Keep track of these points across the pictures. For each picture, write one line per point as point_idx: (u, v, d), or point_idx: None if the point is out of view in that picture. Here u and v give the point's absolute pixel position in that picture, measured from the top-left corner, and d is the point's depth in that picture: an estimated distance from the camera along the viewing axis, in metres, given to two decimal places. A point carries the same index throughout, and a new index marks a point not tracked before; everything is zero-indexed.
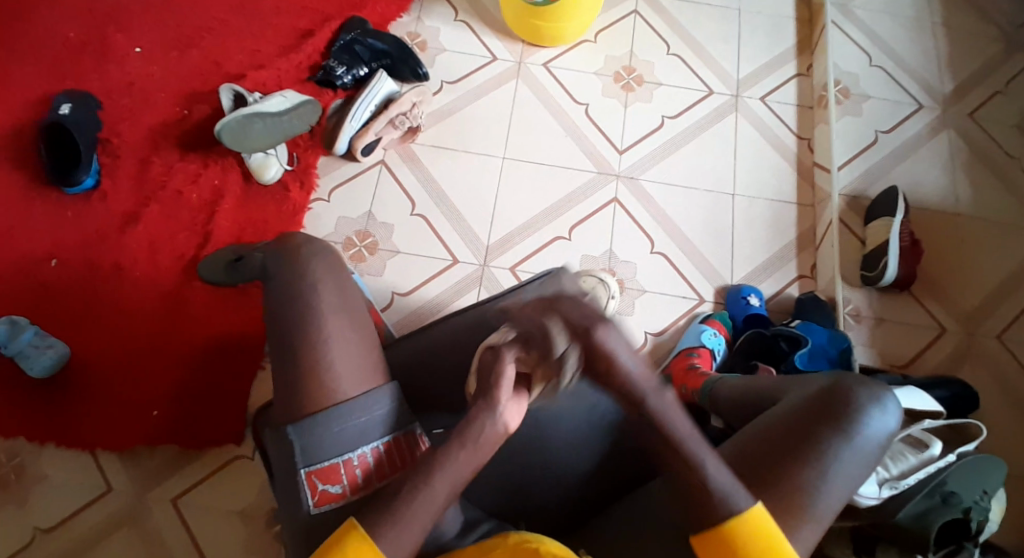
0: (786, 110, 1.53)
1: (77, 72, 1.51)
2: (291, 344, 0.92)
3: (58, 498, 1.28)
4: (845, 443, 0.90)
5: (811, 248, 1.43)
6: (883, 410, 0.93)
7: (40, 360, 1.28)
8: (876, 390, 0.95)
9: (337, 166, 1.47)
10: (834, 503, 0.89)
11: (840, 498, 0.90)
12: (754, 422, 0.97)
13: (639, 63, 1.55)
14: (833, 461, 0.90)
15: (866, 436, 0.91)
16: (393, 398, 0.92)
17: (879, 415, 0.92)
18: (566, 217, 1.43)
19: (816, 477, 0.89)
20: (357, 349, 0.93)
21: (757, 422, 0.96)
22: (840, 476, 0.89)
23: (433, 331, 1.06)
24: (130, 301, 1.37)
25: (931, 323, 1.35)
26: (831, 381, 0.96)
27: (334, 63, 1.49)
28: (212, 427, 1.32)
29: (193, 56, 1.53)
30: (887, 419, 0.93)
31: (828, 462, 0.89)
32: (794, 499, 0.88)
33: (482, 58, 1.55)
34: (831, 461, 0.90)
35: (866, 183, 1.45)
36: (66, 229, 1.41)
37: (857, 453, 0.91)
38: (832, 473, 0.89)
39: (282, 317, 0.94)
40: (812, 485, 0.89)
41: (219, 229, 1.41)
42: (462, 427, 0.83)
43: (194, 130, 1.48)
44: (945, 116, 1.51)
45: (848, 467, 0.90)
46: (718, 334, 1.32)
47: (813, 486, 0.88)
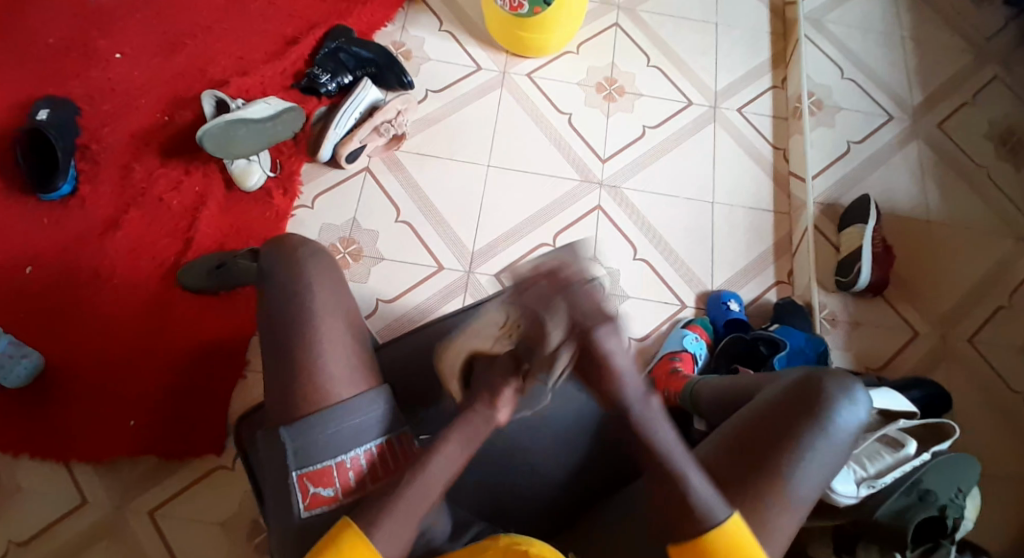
0: (763, 121, 1.57)
1: (54, 77, 1.48)
2: (290, 344, 0.91)
3: (33, 510, 1.25)
4: (820, 433, 0.93)
5: (789, 255, 1.47)
6: (853, 400, 0.97)
7: (16, 367, 1.25)
8: (846, 381, 0.99)
9: (321, 172, 1.47)
10: (811, 492, 0.92)
11: (815, 487, 0.93)
12: (732, 417, 1.00)
13: (621, 74, 1.58)
14: (809, 451, 0.93)
15: (838, 425, 0.95)
16: (386, 401, 0.92)
17: (850, 405, 0.96)
18: (550, 224, 1.45)
19: (793, 467, 0.92)
20: (353, 350, 0.93)
21: (735, 416, 0.99)
22: (815, 465, 0.92)
23: (427, 332, 1.07)
24: (108, 308, 1.35)
25: (903, 326, 1.39)
26: (803, 373, 1.00)
27: (319, 70, 1.49)
28: (195, 436, 1.30)
29: (175, 62, 1.52)
30: (858, 409, 0.96)
31: (804, 452, 0.93)
32: (774, 490, 0.91)
33: (467, 68, 1.56)
34: (810, 452, 0.93)
35: (840, 192, 1.50)
36: (42, 235, 1.38)
37: (830, 441, 0.94)
38: (807, 462, 0.92)
39: (281, 316, 0.93)
40: (791, 476, 0.92)
41: (201, 237, 1.40)
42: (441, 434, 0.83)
43: (175, 137, 1.47)
44: (914, 127, 1.56)
45: (823, 457, 0.93)
46: (700, 338, 1.35)
47: (790, 476, 0.92)
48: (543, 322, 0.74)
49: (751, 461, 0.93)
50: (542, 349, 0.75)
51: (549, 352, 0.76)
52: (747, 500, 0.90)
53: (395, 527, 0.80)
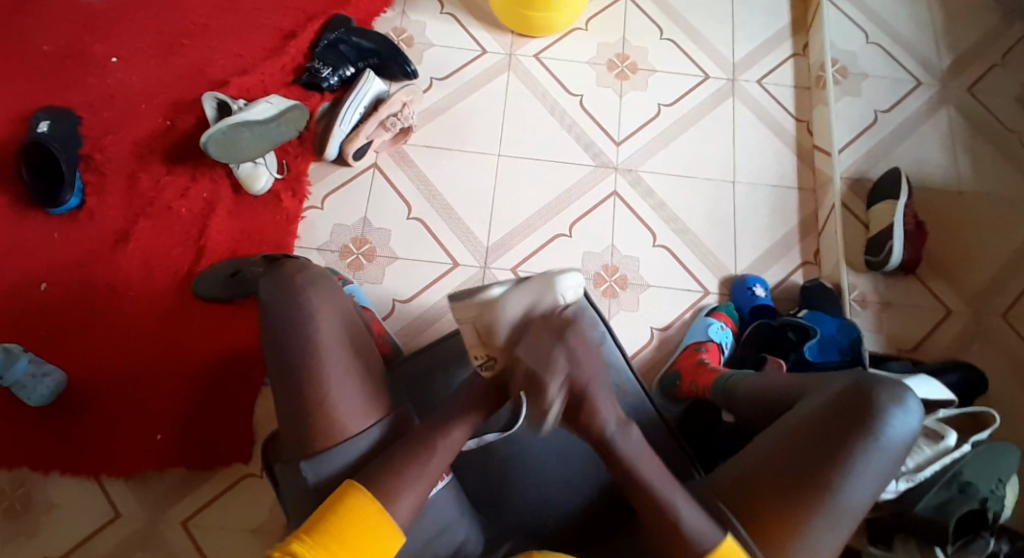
0: (784, 92, 1.50)
1: (52, 86, 1.45)
2: None
3: (67, 527, 1.27)
4: (872, 445, 0.94)
5: (814, 234, 1.42)
6: (905, 409, 0.97)
7: (38, 388, 1.25)
8: (897, 389, 0.98)
9: (329, 171, 1.44)
10: (858, 504, 0.94)
11: (865, 498, 0.94)
12: (774, 426, 1.01)
13: (633, 49, 1.51)
14: (859, 463, 0.94)
15: (889, 436, 0.95)
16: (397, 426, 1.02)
17: (902, 415, 0.96)
18: (565, 214, 1.40)
19: (843, 481, 0.93)
20: (361, 377, 1.02)
21: (782, 424, 1.00)
22: (864, 478, 0.94)
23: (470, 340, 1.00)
24: (125, 322, 1.34)
25: (936, 304, 1.36)
26: (849, 382, 0.99)
27: (320, 64, 1.44)
28: (224, 446, 1.30)
29: (173, 63, 1.48)
30: (911, 418, 0.96)
31: (855, 464, 0.93)
32: (824, 503, 0.92)
33: (472, 52, 1.50)
34: (860, 466, 0.94)
35: (868, 165, 1.43)
36: (54, 250, 1.37)
37: (881, 453, 0.95)
38: (856, 476, 0.93)
39: None
40: (840, 491, 0.93)
41: (212, 244, 1.38)
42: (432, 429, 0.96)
43: (179, 142, 1.44)
44: (944, 92, 1.48)
45: (874, 469, 0.94)
46: (726, 327, 1.33)
47: (839, 491, 0.93)
48: (543, 380, 0.89)
49: (801, 477, 0.94)
50: (542, 400, 0.90)
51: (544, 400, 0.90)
52: (798, 516, 0.92)
53: (410, 502, 0.92)
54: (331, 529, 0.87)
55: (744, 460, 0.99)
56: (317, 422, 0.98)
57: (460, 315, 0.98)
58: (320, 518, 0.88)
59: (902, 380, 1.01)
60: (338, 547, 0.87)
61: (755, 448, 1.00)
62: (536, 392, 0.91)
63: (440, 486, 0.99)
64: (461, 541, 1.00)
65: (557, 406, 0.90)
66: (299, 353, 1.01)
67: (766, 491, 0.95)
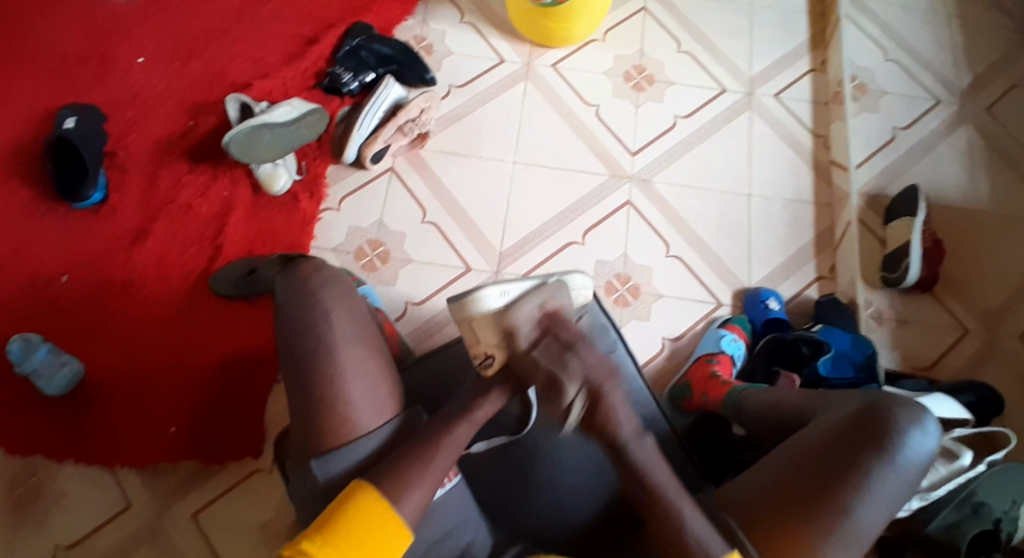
0: (801, 107, 1.50)
1: (79, 85, 1.49)
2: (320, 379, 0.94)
3: (77, 515, 1.27)
4: (888, 466, 0.93)
5: (830, 249, 1.41)
6: (923, 431, 0.95)
7: (55, 377, 1.27)
8: (915, 410, 0.97)
9: (347, 175, 1.45)
10: (874, 526, 0.92)
11: (880, 519, 0.92)
12: (788, 443, 1.00)
13: (650, 61, 1.53)
14: (876, 484, 0.92)
15: (906, 456, 0.94)
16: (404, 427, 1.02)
17: (919, 436, 0.95)
18: (580, 221, 1.41)
19: (858, 499, 0.91)
20: (371, 374, 1.02)
21: (798, 441, 0.99)
22: (880, 497, 0.92)
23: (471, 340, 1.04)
24: (141, 316, 1.36)
25: (952, 323, 1.34)
26: (866, 403, 0.98)
27: (341, 69, 1.47)
28: (232, 445, 1.31)
29: (198, 66, 1.51)
30: (928, 440, 0.95)
31: (872, 484, 0.92)
32: (837, 522, 0.91)
33: (490, 61, 1.52)
34: (875, 484, 0.92)
35: (885, 181, 1.43)
36: (74, 245, 1.39)
37: (898, 472, 0.93)
38: (872, 496, 0.92)
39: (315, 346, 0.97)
40: (854, 509, 0.91)
41: (230, 243, 1.40)
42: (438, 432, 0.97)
43: (201, 142, 1.47)
44: (962, 110, 1.48)
45: (891, 491, 0.93)
46: (739, 340, 1.32)
47: (853, 509, 0.91)
48: (559, 383, 0.93)
49: (815, 492, 0.93)
50: (560, 400, 0.94)
51: (565, 402, 0.94)
52: (810, 534, 0.91)
53: (416, 500, 0.92)
54: (340, 527, 0.88)
55: (758, 479, 0.98)
56: (325, 416, 0.99)
57: (459, 314, 1.04)
58: (329, 516, 0.89)
59: (919, 400, 1.00)
60: (345, 544, 0.87)
61: (768, 465, 0.99)
62: (556, 395, 0.94)
63: (446, 488, 0.99)
64: (465, 546, 1.00)
65: (579, 405, 0.94)
66: (309, 347, 1.02)
67: (778, 509, 0.94)
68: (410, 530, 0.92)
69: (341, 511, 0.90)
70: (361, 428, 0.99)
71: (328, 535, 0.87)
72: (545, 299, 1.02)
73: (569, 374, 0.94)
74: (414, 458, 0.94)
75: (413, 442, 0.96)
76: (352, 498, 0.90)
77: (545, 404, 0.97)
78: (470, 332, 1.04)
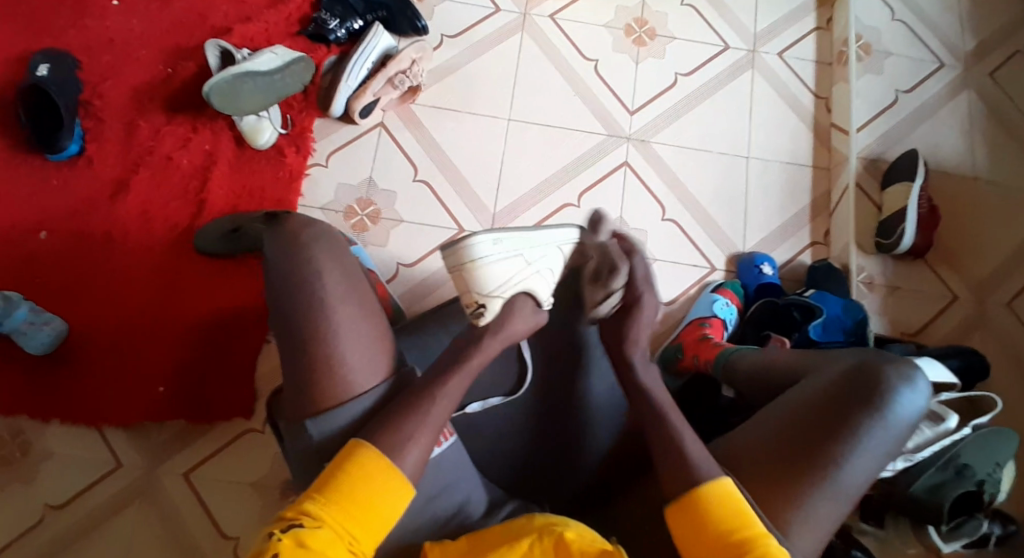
0: (805, 67, 1.46)
1: (47, 24, 1.40)
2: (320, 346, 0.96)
3: (66, 475, 1.26)
4: (879, 423, 0.95)
5: (826, 214, 1.40)
6: (912, 388, 0.98)
7: (37, 336, 1.23)
8: (905, 368, 0.99)
9: (335, 128, 1.40)
10: (863, 479, 0.95)
11: (867, 474, 0.95)
12: (778, 401, 1.02)
13: (652, 14, 1.47)
14: (865, 440, 0.94)
15: (895, 413, 0.96)
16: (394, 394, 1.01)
17: (910, 393, 0.97)
18: (575, 182, 1.37)
19: (848, 455, 0.93)
20: (366, 336, 1.00)
21: (790, 397, 1.00)
22: (869, 452, 0.94)
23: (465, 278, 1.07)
24: (122, 274, 1.32)
25: (942, 290, 1.35)
26: (860, 360, 1.00)
27: (328, 15, 1.40)
28: (222, 402, 1.30)
29: (175, 8, 1.43)
30: (918, 398, 0.97)
31: (860, 440, 0.94)
32: (825, 476, 0.93)
33: (485, 10, 1.45)
34: (865, 440, 0.94)
35: (885, 146, 1.41)
36: (49, 198, 1.33)
37: (887, 429, 0.95)
38: (860, 451, 0.94)
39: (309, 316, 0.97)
40: (843, 465, 0.93)
41: (213, 198, 1.35)
42: (430, 387, 0.98)
43: (180, 90, 1.39)
44: (965, 75, 1.45)
45: (881, 445, 0.95)
46: (731, 303, 1.32)
47: (842, 465, 0.93)
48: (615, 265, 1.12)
49: (806, 447, 0.94)
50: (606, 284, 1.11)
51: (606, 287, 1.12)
52: (800, 487, 0.93)
53: (417, 455, 0.93)
54: (344, 488, 0.89)
55: (751, 431, 0.99)
56: (322, 382, 0.97)
57: (452, 261, 1.07)
58: (331, 478, 0.90)
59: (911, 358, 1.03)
60: (344, 502, 0.88)
61: (759, 421, 1.00)
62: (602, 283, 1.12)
63: (440, 447, 1.00)
64: (463, 502, 1.02)
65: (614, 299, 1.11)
66: (302, 319, 0.99)
67: (770, 463, 0.95)
68: (412, 484, 0.93)
69: (333, 464, 0.91)
70: (355, 388, 0.98)
71: (330, 496, 0.88)
72: (543, 265, 1.11)
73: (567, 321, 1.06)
74: (407, 413, 0.95)
75: (404, 398, 0.96)
76: (347, 449, 0.92)
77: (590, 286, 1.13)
78: (461, 281, 1.07)
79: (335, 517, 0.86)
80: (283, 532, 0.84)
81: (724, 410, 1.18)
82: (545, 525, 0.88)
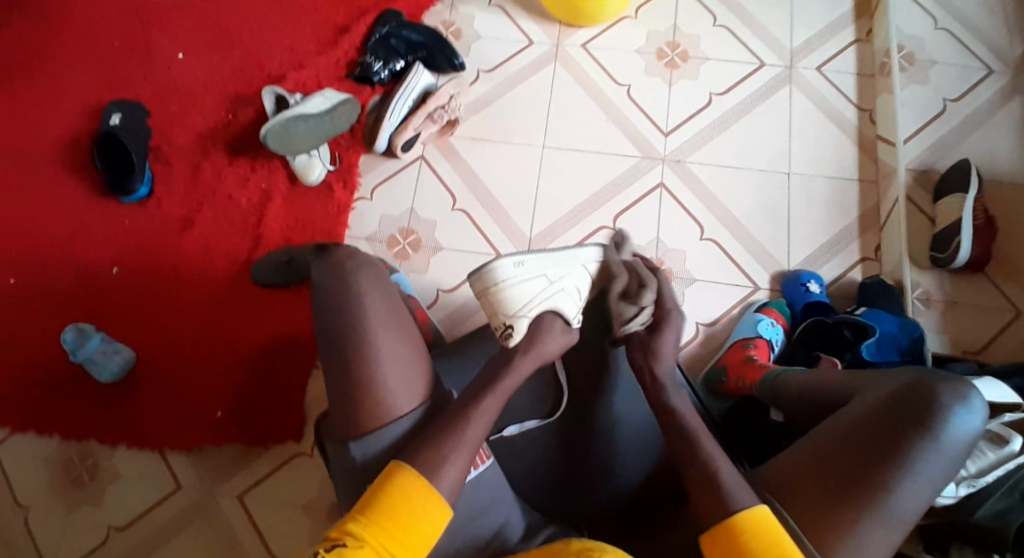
0: (845, 79, 1.43)
1: (124, 81, 1.54)
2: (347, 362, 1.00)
3: (130, 496, 1.34)
4: (931, 447, 0.89)
5: (876, 229, 1.35)
6: (968, 408, 0.91)
7: (107, 364, 1.34)
8: (960, 386, 0.93)
9: (379, 163, 1.47)
10: (915, 506, 0.89)
11: (921, 502, 0.89)
12: (822, 425, 0.96)
13: (684, 36, 1.48)
14: (916, 465, 0.88)
15: (949, 436, 0.90)
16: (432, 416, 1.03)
17: (965, 414, 0.91)
18: (611, 205, 1.38)
19: (897, 481, 0.88)
20: (406, 361, 1.03)
21: (834, 420, 0.95)
22: (921, 478, 0.88)
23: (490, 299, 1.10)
24: (187, 305, 1.42)
25: (1006, 305, 1.27)
26: (910, 380, 0.94)
27: (371, 59, 1.47)
28: (275, 426, 1.35)
29: (235, 59, 1.54)
30: (974, 419, 0.91)
31: (911, 465, 0.88)
32: (874, 504, 0.88)
33: (519, 43, 1.50)
34: (916, 466, 0.88)
35: (935, 156, 1.35)
36: (123, 236, 1.45)
37: (941, 453, 0.89)
38: (912, 477, 0.88)
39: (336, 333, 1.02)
40: (894, 493, 0.88)
41: (269, 233, 1.44)
42: (470, 407, 0.99)
43: (240, 134, 1.50)
44: (1019, 79, 1.39)
45: (934, 471, 0.89)
46: (776, 323, 1.28)
47: (892, 492, 0.88)
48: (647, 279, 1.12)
49: (852, 474, 0.89)
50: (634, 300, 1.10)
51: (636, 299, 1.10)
52: (847, 516, 0.88)
53: (454, 473, 0.94)
54: (385, 509, 0.90)
55: (794, 456, 0.94)
56: (349, 396, 1.01)
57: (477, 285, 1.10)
58: (375, 497, 0.91)
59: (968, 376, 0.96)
60: (385, 522, 0.89)
61: (801, 445, 0.95)
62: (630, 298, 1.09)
63: (478, 469, 1.01)
64: (500, 525, 1.01)
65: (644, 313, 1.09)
66: (342, 340, 1.02)
67: (815, 491, 0.90)
68: (450, 505, 0.94)
69: (376, 484, 0.92)
70: (395, 411, 1.01)
71: (372, 515, 0.90)
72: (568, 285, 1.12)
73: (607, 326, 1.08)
74: (446, 431, 0.96)
75: (444, 418, 0.98)
76: (389, 471, 0.93)
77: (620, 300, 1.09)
78: (489, 304, 1.10)
79: (376, 538, 0.88)
80: (326, 552, 0.85)
81: (772, 432, 1.12)
82: (582, 550, 0.86)
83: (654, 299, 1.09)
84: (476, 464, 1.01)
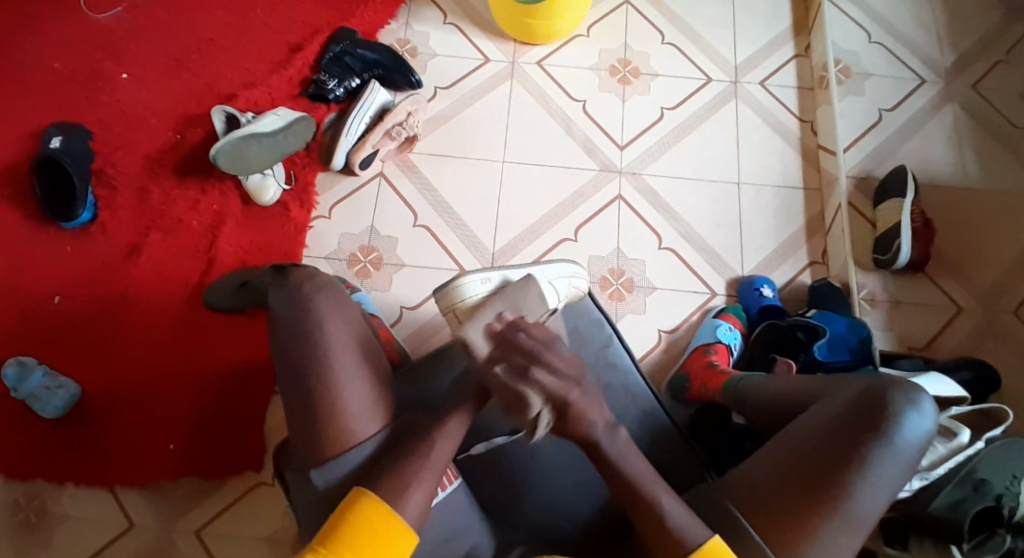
0: (787, 93, 1.51)
1: (64, 103, 1.48)
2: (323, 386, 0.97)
3: (82, 537, 1.27)
4: (886, 449, 0.92)
5: (822, 233, 1.42)
6: (919, 410, 0.94)
7: (53, 399, 1.27)
8: (910, 389, 0.96)
9: (337, 181, 1.45)
10: (874, 508, 0.92)
11: (879, 505, 0.92)
12: (782, 434, 0.98)
13: (635, 54, 1.53)
14: (874, 467, 0.91)
15: (904, 437, 0.93)
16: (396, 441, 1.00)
17: (916, 416, 0.94)
18: (571, 218, 1.41)
19: (857, 485, 0.91)
20: (369, 390, 1.00)
21: (794, 429, 0.97)
22: (879, 481, 0.91)
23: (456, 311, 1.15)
24: (136, 333, 1.36)
25: (945, 302, 1.35)
26: (864, 388, 0.97)
27: (325, 76, 1.46)
28: (233, 456, 1.31)
29: (182, 79, 1.51)
30: (925, 421, 0.94)
31: (869, 468, 0.91)
32: (835, 509, 0.90)
33: (475, 61, 1.52)
34: (874, 468, 0.92)
35: (873, 164, 1.44)
36: (65, 264, 1.39)
37: (896, 454, 0.92)
38: (871, 480, 0.91)
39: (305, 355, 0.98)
40: (854, 498, 0.91)
41: (222, 256, 1.39)
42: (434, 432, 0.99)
43: (189, 155, 1.46)
44: (948, 89, 1.49)
45: (886, 474, 0.92)
46: (734, 328, 1.32)
47: (852, 497, 0.91)
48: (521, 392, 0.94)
49: (813, 483, 0.92)
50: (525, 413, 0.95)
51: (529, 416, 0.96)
52: (810, 523, 0.90)
53: (420, 500, 0.94)
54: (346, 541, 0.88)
55: (757, 468, 0.97)
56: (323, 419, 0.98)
57: (443, 302, 1.16)
58: (336, 530, 0.90)
59: (915, 380, 0.99)
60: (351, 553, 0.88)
61: (765, 457, 0.97)
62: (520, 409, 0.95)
63: (446, 490, 1.01)
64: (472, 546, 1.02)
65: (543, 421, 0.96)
66: (307, 365, 0.98)
67: (778, 500, 0.93)
68: (416, 530, 0.93)
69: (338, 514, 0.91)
70: (358, 436, 0.98)
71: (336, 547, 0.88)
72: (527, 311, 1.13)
73: (534, 387, 0.94)
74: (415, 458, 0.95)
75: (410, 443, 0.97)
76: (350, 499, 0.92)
77: (507, 410, 0.98)
78: (457, 320, 1.16)
79: None
80: None
81: (738, 435, 1.17)
82: None
83: (545, 403, 0.94)
84: (443, 485, 1.01)
